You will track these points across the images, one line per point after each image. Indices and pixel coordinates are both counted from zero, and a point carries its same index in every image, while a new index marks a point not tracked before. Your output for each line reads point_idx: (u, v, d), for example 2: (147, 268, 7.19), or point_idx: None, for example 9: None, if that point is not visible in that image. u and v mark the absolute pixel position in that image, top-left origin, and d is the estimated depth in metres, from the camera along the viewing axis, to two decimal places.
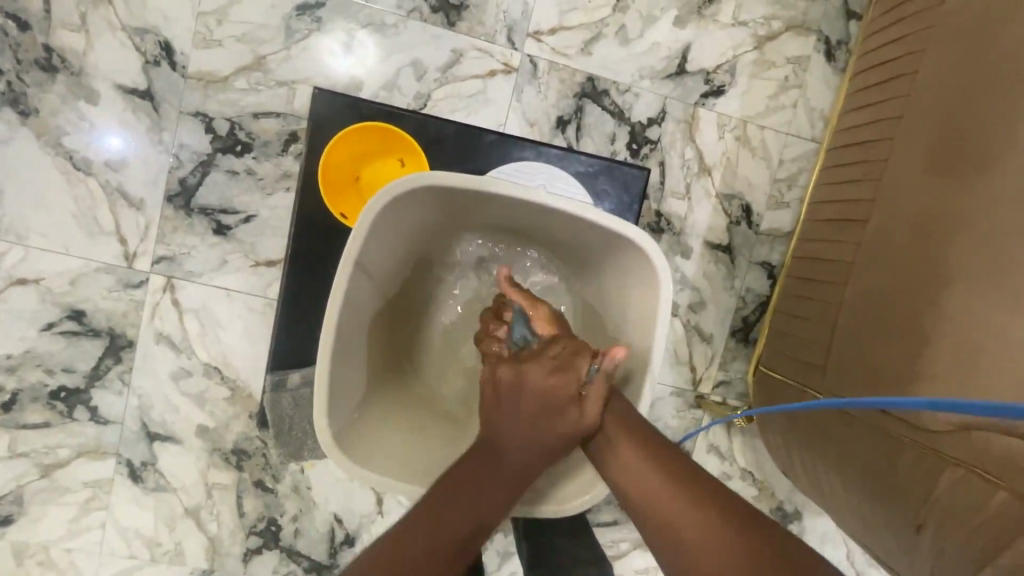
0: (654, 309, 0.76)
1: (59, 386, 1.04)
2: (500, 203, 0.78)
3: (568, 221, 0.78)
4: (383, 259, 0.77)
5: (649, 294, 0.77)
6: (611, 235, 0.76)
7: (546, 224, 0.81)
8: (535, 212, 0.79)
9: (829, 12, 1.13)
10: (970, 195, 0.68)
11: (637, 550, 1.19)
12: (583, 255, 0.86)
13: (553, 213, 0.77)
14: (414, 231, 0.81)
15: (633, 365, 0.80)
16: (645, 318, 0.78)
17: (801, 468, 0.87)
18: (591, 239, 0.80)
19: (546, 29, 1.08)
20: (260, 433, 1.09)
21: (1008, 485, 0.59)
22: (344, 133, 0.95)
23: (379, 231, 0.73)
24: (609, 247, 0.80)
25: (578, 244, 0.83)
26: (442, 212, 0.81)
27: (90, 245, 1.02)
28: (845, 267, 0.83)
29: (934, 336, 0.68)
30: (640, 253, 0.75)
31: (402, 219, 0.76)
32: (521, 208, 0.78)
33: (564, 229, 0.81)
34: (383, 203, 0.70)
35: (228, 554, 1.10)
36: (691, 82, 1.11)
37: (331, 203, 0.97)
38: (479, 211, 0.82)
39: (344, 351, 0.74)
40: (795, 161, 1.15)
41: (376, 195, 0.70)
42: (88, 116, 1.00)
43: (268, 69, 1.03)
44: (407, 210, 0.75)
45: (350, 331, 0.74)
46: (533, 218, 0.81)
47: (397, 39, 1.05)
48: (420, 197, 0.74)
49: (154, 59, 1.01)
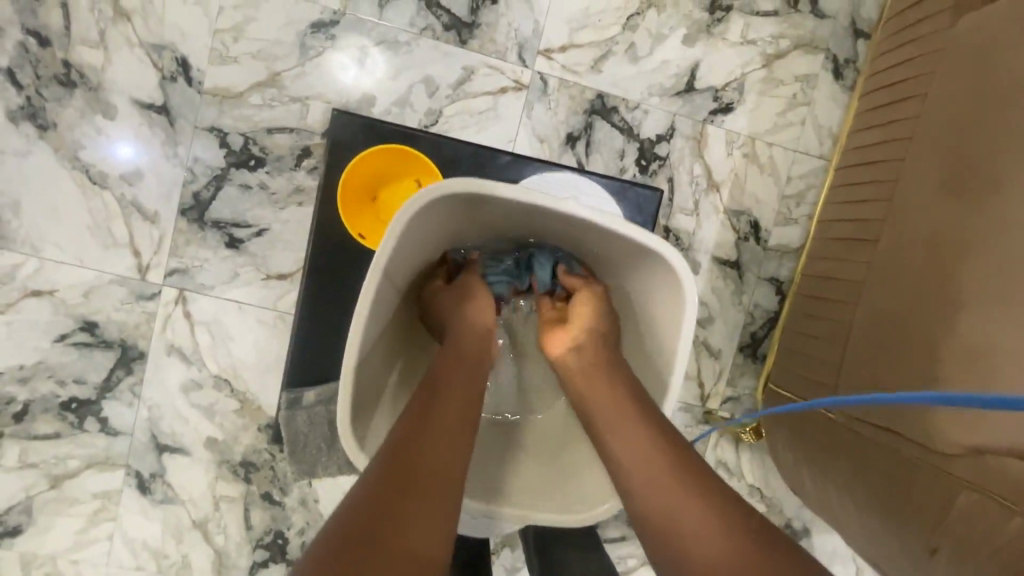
0: (680, 320, 0.76)
1: (70, 397, 1.05)
2: (524, 210, 0.77)
3: (593, 231, 0.78)
4: (405, 266, 0.77)
5: (675, 302, 0.77)
6: (636, 249, 0.77)
7: (569, 233, 0.82)
8: (560, 221, 0.78)
9: (836, 31, 1.14)
10: (982, 218, 0.68)
11: (644, 567, 1.18)
12: (604, 260, 0.86)
13: (580, 224, 0.77)
14: (437, 236, 0.81)
15: (655, 375, 0.80)
16: (669, 329, 0.78)
17: (811, 487, 0.87)
18: (614, 249, 0.80)
19: (556, 47, 1.09)
20: (269, 445, 1.09)
21: (1022, 510, 0.59)
22: (360, 156, 0.98)
23: (408, 238, 0.72)
24: (634, 257, 0.80)
25: (600, 251, 0.84)
26: (464, 219, 0.81)
27: (103, 257, 1.03)
28: (857, 285, 0.83)
29: (948, 358, 0.68)
30: (668, 267, 0.75)
31: (428, 226, 0.76)
32: (546, 217, 0.78)
33: (588, 237, 0.81)
34: (411, 213, 0.69)
35: (235, 567, 1.10)
36: (699, 99, 1.12)
37: (348, 225, 0.98)
38: (503, 218, 0.82)
39: (364, 367, 0.74)
40: (803, 178, 1.15)
41: (406, 202, 0.69)
42: (104, 130, 1.02)
43: (282, 85, 1.04)
44: (432, 218, 0.75)
45: (368, 348, 0.74)
46: (557, 226, 0.81)
47: (409, 56, 1.06)
48: (446, 205, 0.74)
49: (170, 75, 1.02)
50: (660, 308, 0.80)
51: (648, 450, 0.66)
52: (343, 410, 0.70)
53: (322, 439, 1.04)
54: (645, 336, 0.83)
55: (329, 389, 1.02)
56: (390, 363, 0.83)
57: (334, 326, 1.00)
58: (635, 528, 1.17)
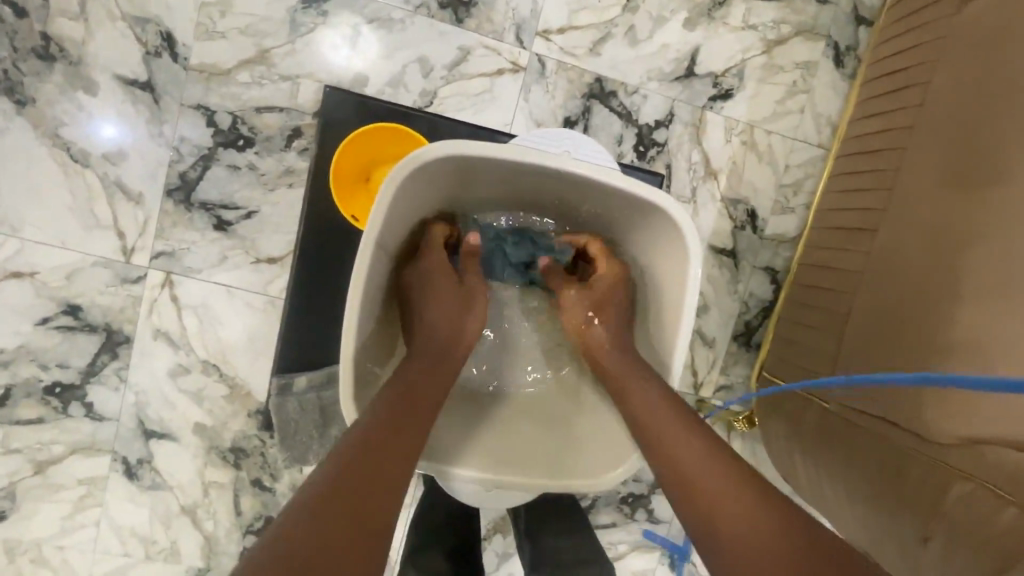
0: (681, 277, 0.75)
1: (54, 381, 1.02)
2: (521, 175, 0.77)
3: (589, 188, 0.77)
4: (401, 236, 0.76)
5: (676, 259, 0.76)
6: (637, 206, 0.76)
7: (569, 198, 0.81)
8: (555, 182, 0.77)
9: (838, 17, 1.13)
10: (983, 207, 0.68)
11: (634, 553, 1.19)
12: (602, 223, 0.84)
13: (581, 183, 0.76)
14: (431, 207, 0.79)
15: (658, 341, 0.80)
16: (670, 288, 0.77)
17: (804, 477, 0.87)
18: (615, 209, 0.80)
19: (555, 28, 1.06)
20: (259, 431, 1.08)
21: (1017, 501, 0.59)
22: (356, 134, 0.94)
23: (403, 200, 0.72)
24: (633, 215, 0.78)
25: (598, 212, 0.82)
26: (460, 188, 0.80)
27: (86, 238, 1.00)
28: (855, 274, 0.83)
29: (946, 346, 0.68)
30: (665, 218, 0.74)
31: (424, 192, 0.75)
32: (541, 179, 0.77)
33: (584, 200, 0.81)
34: (404, 174, 0.68)
35: (224, 553, 1.09)
36: (699, 85, 1.11)
37: (339, 202, 0.95)
38: (501, 186, 0.81)
39: (364, 348, 0.72)
40: (801, 167, 1.15)
41: (396, 168, 0.68)
42: (86, 107, 0.98)
43: (272, 63, 1.01)
44: (425, 186, 0.74)
45: (367, 330, 0.73)
46: (551, 189, 0.80)
47: (403, 35, 1.03)
48: (441, 170, 0.73)
49: (155, 50, 0.99)
50: (661, 278, 0.79)
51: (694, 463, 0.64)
52: (347, 378, 0.69)
53: (314, 426, 1.02)
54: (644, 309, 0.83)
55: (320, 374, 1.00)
56: (393, 338, 0.81)
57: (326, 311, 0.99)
58: (626, 515, 1.17)
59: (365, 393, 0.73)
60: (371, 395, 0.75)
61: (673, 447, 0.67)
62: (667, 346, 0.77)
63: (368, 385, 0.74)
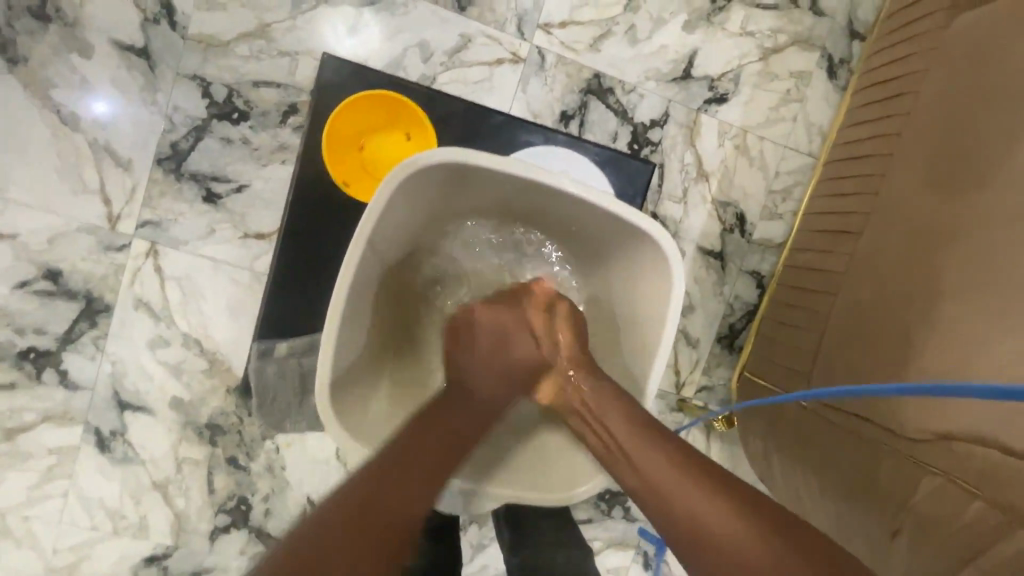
0: (664, 302, 0.75)
1: (29, 347, 1.00)
2: (514, 187, 0.77)
3: (580, 208, 0.76)
4: (394, 239, 0.76)
5: (660, 285, 0.76)
6: (628, 229, 0.75)
7: (562, 215, 0.81)
8: (548, 199, 0.78)
9: (833, 29, 1.15)
10: (963, 211, 0.69)
11: (610, 549, 1.19)
12: (592, 243, 0.84)
13: (573, 203, 0.75)
14: (425, 210, 0.79)
15: (638, 362, 0.79)
16: (656, 310, 0.76)
17: (779, 475, 0.88)
18: (605, 231, 0.79)
19: (556, 22, 1.07)
20: (237, 408, 1.06)
21: (984, 494, 0.60)
22: (365, 95, 0.94)
23: (396, 208, 0.71)
24: (621, 238, 0.78)
25: (587, 232, 0.82)
26: (454, 196, 0.80)
27: (71, 203, 0.99)
28: (838, 276, 0.84)
29: (921, 346, 0.69)
30: (655, 246, 0.74)
31: (417, 199, 0.75)
32: (532, 193, 0.77)
33: (576, 220, 0.80)
34: (397, 182, 0.68)
35: (194, 532, 1.07)
36: (694, 87, 1.12)
37: (332, 167, 0.95)
38: (494, 197, 0.81)
39: (352, 317, 0.72)
40: (790, 174, 1.16)
41: (395, 168, 0.68)
42: (79, 70, 0.97)
43: (271, 37, 1.00)
44: (420, 193, 0.74)
45: (356, 307, 0.72)
46: (544, 205, 0.80)
47: (404, 19, 1.03)
48: (434, 177, 0.73)
49: (153, 17, 0.98)
50: (647, 301, 0.78)
51: (665, 469, 0.64)
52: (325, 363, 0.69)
53: (293, 391, 1.03)
54: (626, 328, 0.82)
55: (303, 344, 1.00)
56: (378, 332, 0.80)
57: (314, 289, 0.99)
58: (603, 511, 1.17)
59: (342, 381, 0.73)
60: (347, 383, 0.75)
61: (691, 501, 0.60)
62: (646, 362, 0.77)
63: (349, 371, 0.75)
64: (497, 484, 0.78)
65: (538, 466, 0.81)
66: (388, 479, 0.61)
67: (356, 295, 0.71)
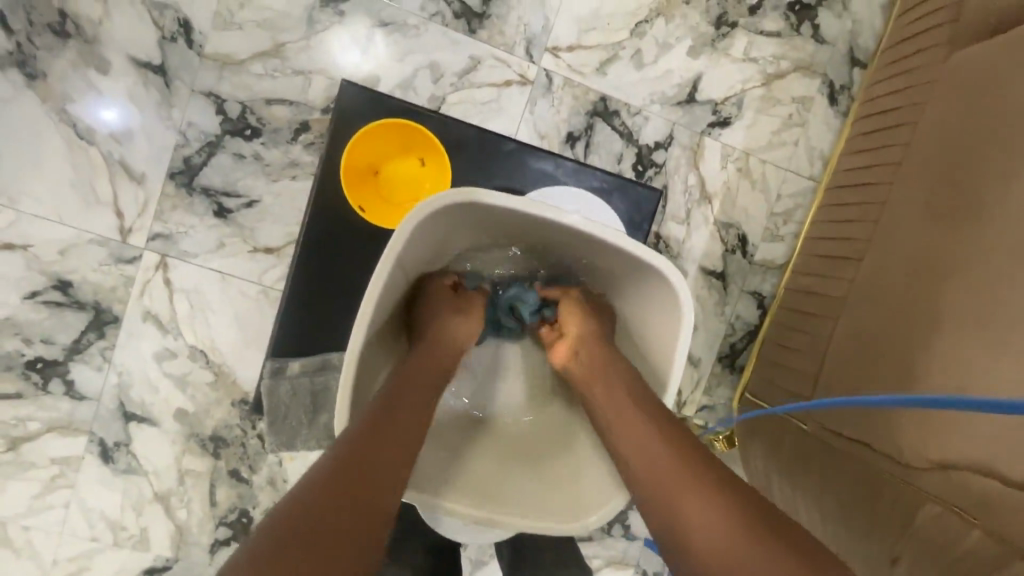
0: (675, 338, 0.76)
1: (36, 356, 1.01)
2: (528, 224, 0.78)
3: (591, 242, 0.77)
4: (412, 269, 0.77)
5: (669, 317, 0.77)
6: (640, 267, 0.77)
7: (574, 249, 0.82)
8: (561, 236, 0.79)
9: (834, 57, 1.18)
10: (962, 242, 0.71)
11: (609, 568, 1.18)
12: (600, 271, 0.85)
13: (586, 239, 0.77)
14: (440, 242, 0.80)
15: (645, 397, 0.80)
16: (665, 344, 0.78)
17: (778, 497, 0.89)
18: (617, 266, 0.80)
19: (564, 45, 1.10)
20: (241, 421, 1.07)
21: (982, 523, 0.62)
22: (392, 122, 0.95)
23: (416, 243, 0.73)
24: (633, 275, 0.80)
25: (595, 263, 0.83)
26: (469, 228, 0.81)
27: (84, 215, 1.00)
28: (839, 302, 0.86)
29: (921, 373, 0.71)
30: (666, 285, 0.75)
31: (434, 233, 0.76)
32: (545, 229, 0.78)
33: (588, 253, 0.82)
34: (417, 222, 0.69)
35: (194, 544, 1.07)
36: (698, 111, 1.14)
37: (349, 195, 0.97)
38: (508, 230, 0.82)
39: (368, 341, 0.73)
40: (792, 197, 1.18)
41: (417, 206, 0.69)
42: (95, 85, 0.99)
43: (285, 57, 1.03)
44: (436, 227, 0.75)
45: (372, 334, 0.73)
46: (556, 239, 0.81)
47: (416, 41, 1.06)
48: (451, 212, 0.74)
49: (171, 35, 1.00)
50: (656, 334, 0.80)
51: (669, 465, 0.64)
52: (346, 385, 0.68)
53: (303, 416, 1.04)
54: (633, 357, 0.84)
55: (313, 365, 1.02)
56: (391, 352, 0.80)
57: (322, 304, 1.00)
58: (603, 529, 1.18)
59: (361, 400, 0.72)
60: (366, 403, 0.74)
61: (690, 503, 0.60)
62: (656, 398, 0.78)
63: (366, 393, 0.74)
64: (491, 507, 0.76)
65: (546, 492, 0.80)
66: (334, 486, 0.57)
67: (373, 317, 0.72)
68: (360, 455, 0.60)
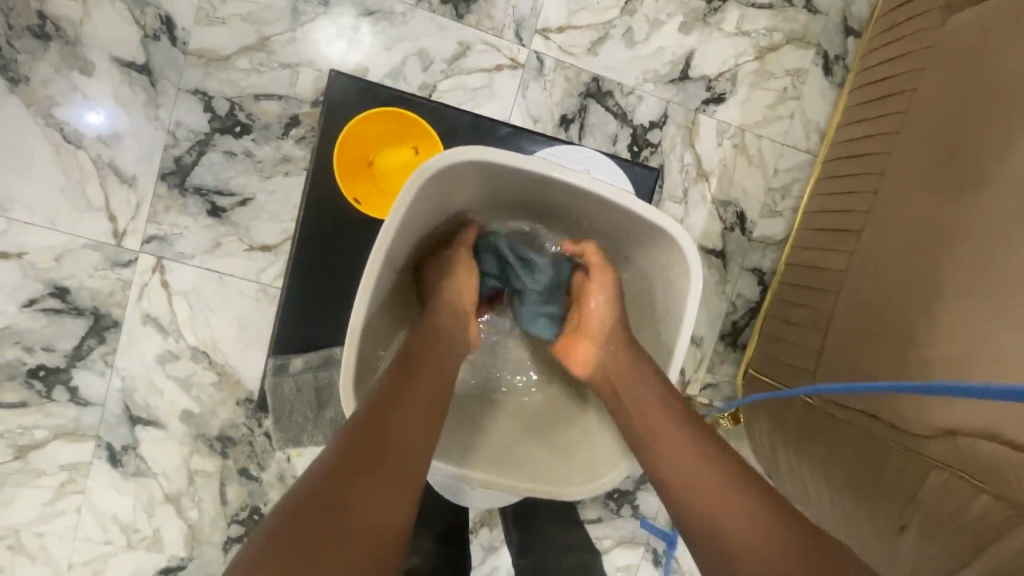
0: (683, 297, 0.75)
1: (38, 365, 1.01)
2: (530, 186, 0.77)
3: (598, 204, 0.77)
4: (412, 241, 0.77)
5: (680, 278, 0.76)
6: (646, 226, 0.76)
7: (577, 212, 0.81)
8: (564, 198, 0.78)
9: (828, 27, 1.16)
10: (965, 209, 0.70)
11: (619, 548, 1.20)
12: (609, 236, 0.84)
13: (591, 199, 0.76)
14: (441, 212, 0.79)
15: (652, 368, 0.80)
16: (674, 306, 0.77)
17: (785, 468, 0.89)
18: (622, 227, 0.80)
19: (554, 27, 1.08)
20: (247, 419, 1.07)
21: (989, 487, 0.62)
22: (386, 112, 0.95)
23: (415, 211, 0.72)
24: (640, 237, 0.79)
25: (602, 226, 0.83)
26: (471, 195, 0.80)
27: (76, 220, 0.99)
28: (840, 274, 0.86)
29: (925, 339, 0.71)
30: (673, 243, 0.74)
31: (432, 201, 0.75)
32: (546, 189, 0.77)
33: (592, 216, 0.81)
34: (416, 189, 0.68)
35: (207, 542, 1.08)
36: (693, 88, 1.13)
37: (343, 186, 0.96)
38: (511, 194, 0.81)
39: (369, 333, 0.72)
40: (789, 171, 1.17)
41: (417, 171, 0.68)
42: (80, 88, 0.97)
43: (271, 50, 1.01)
44: (436, 193, 0.74)
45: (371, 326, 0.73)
46: (559, 201, 0.80)
47: (404, 28, 1.04)
48: (451, 178, 0.73)
49: (153, 34, 0.98)
50: (665, 297, 0.79)
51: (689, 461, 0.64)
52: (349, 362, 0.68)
53: (309, 407, 1.02)
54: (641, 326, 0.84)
55: (319, 359, 1.01)
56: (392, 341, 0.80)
57: (322, 301, 1.01)
58: (613, 510, 1.19)
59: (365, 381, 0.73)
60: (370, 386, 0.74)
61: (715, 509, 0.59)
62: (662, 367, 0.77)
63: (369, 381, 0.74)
64: (504, 473, 0.77)
65: (552, 460, 0.81)
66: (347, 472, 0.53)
67: (374, 309, 0.71)
68: (376, 441, 0.56)
